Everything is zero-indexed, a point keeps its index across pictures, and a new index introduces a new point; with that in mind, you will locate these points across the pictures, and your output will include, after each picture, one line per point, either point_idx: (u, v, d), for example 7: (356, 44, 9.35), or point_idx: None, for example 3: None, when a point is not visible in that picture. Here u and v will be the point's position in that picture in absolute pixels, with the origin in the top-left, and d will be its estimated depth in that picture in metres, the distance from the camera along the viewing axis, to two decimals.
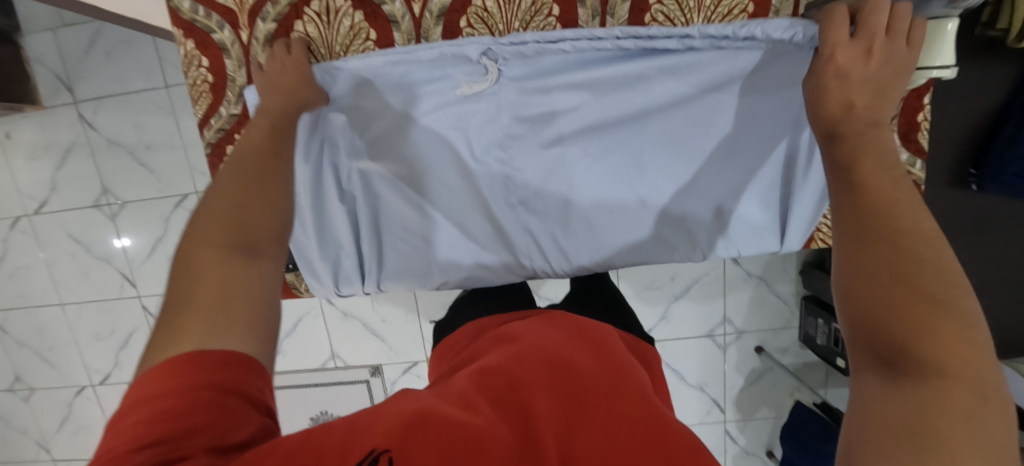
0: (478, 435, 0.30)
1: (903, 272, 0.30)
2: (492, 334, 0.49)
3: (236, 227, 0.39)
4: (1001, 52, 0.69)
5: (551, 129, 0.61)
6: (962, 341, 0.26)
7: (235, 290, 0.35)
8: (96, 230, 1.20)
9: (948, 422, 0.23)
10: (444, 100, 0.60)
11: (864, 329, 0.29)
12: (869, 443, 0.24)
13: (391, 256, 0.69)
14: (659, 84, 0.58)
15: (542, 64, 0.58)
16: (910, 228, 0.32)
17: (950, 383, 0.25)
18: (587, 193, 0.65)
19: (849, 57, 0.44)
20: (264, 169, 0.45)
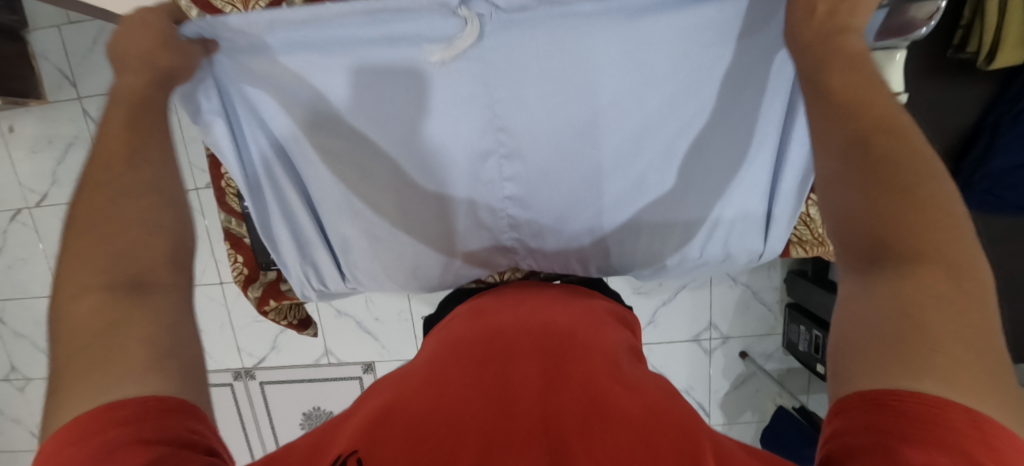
0: (460, 409, 0.34)
1: (879, 176, 0.32)
2: (470, 313, 0.53)
3: (107, 265, 0.35)
4: (974, 74, 0.72)
5: (548, 104, 0.49)
6: (931, 228, 0.30)
7: (123, 330, 0.32)
8: None
9: (929, 307, 0.27)
10: (413, 89, 0.49)
11: (851, 235, 0.33)
12: (860, 345, 0.28)
13: (374, 265, 0.64)
14: (676, 52, 0.45)
15: (549, 20, 0.43)
16: (884, 129, 0.34)
17: (927, 271, 0.28)
18: (591, 195, 0.57)
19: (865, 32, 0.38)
20: (122, 164, 0.40)
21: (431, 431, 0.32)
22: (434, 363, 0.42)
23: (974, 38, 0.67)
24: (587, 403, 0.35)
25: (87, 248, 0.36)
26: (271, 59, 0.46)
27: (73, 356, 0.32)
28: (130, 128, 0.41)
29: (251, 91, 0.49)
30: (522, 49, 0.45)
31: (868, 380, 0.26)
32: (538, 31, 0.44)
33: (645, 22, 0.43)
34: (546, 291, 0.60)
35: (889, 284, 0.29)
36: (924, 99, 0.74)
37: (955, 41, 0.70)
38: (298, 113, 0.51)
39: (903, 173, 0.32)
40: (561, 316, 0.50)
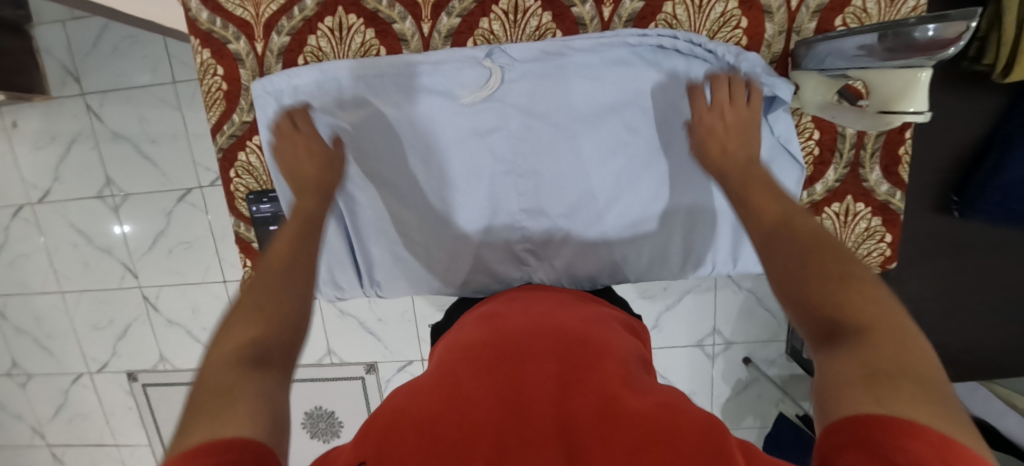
0: (470, 416, 0.34)
1: (801, 249, 0.36)
2: (479, 318, 0.53)
3: (247, 337, 0.35)
4: (988, 85, 0.72)
5: (559, 126, 0.60)
6: (854, 283, 0.32)
7: (240, 388, 0.31)
8: (100, 223, 1.22)
9: (880, 348, 0.27)
10: (442, 105, 0.60)
11: (794, 302, 0.34)
12: (835, 393, 0.27)
13: (392, 265, 0.68)
14: (651, 94, 0.59)
15: (552, 68, 0.58)
16: (795, 220, 0.39)
17: (864, 320, 0.29)
18: (594, 201, 0.63)
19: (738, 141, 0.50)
20: (288, 268, 0.43)
21: (442, 437, 0.32)
22: (443, 367, 0.42)
23: (991, 49, 0.66)
24: (604, 406, 0.34)
25: (234, 318, 0.37)
26: (332, 83, 0.58)
27: (194, 411, 0.30)
28: (282, 238, 0.46)
29: (303, 104, 0.59)
30: (534, 86, 0.58)
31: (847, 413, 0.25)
32: (543, 66, 0.58)
33: (624, 69, 0.58)
34: (554, 294, 0.60)
35: (847, 343, 0.28)
36: (938, 108, 0.74)
37: (971, 52, 0.69)
38: (340, 128, 0.60)
39: (826, 253, 0.35)
40: (571, 317, 0.51)
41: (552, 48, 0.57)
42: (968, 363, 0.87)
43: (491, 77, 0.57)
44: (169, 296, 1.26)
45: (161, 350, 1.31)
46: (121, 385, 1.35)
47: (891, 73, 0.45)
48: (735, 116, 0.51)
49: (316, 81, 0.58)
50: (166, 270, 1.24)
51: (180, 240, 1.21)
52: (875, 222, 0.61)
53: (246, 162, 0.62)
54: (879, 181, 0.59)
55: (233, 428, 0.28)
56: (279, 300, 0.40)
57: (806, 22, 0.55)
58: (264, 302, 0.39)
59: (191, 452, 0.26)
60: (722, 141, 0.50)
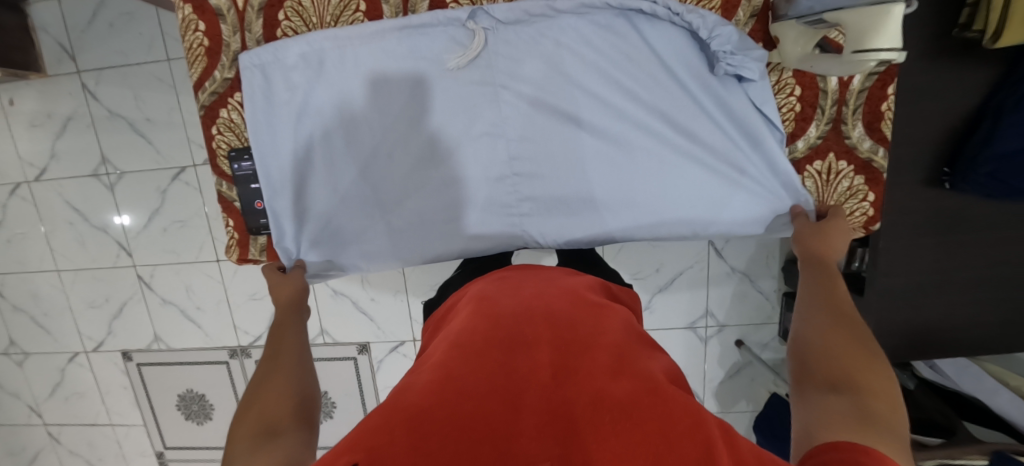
0: (464, 407, 0.33)
1: (852, 338, 0.43)
2: (471, 302, 0.52)
3: (264, 412, 0.43)
4: (979, 55, 0.70)
5: (541, 86, 0.59)
6: (879, 376, 0.39)
7: (269, 437, 0.40)
8: (95, 201, 1.23)
9: (876, 409, 0.35)
10: (421, 65, 0.59)
11: (822, 364, 0.41)
12: (829, 419, 0.34)
13: (369, 236, 0.67)
14: (636, 56, 0.58)
15: (536, 30, 0.58)
16: (851, 314, 0.47)
17: (873, 397, 0.36)
18: (581, 163, 0.61)
19: (836, 242, 0.57)
20: (292, 346, 0.54)
21: (435, 425, 0.31)
22: (434, 361, 0.41)
23: (980, 17, 0.65)
24: (599, 393, 0.34)
25: (253, 402, 0.45)
26: (313, 43, 0.58)
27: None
28: (275, 335, 0.55)
29: (285, 60, 0.59)
30: (520, 47, 0.58)
31: (832, 436, 0.32)
32: (523, 26, 0.58)
33: (606, 29, 0.58)
34: (547, 274, 0.59)
35: (848, 398, 0.36)
36: (929, 76, 0.72)
37: (962, 19, 0.68)
38: (321, 87, 0.60)
39: (856, 342, 0.43)
40: (559, 297, 0.50)
41: (534, 9, 0.56)
42: (961, 340, 0.86)
43: (475, 40, 0.57)
44: (163, 275, 1.26)
45: (157, 330, 1.32)
46: (116, 364, 1.36)
47: (866, 12, 0.45)
48: (835, 229, 0.57)
49: (298, 37, 0.58)
50: (160, 249, 1.24)
51: (174, 219, 1.21)
52: (858, 180, 0.61)
53: (227, 119, 0.63)
54: (861, 138, 0.59)
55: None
56: (287, 378, 0.48)
57: None
58: (278, 383, 0.47)
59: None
60: (820, 235, 0.57)
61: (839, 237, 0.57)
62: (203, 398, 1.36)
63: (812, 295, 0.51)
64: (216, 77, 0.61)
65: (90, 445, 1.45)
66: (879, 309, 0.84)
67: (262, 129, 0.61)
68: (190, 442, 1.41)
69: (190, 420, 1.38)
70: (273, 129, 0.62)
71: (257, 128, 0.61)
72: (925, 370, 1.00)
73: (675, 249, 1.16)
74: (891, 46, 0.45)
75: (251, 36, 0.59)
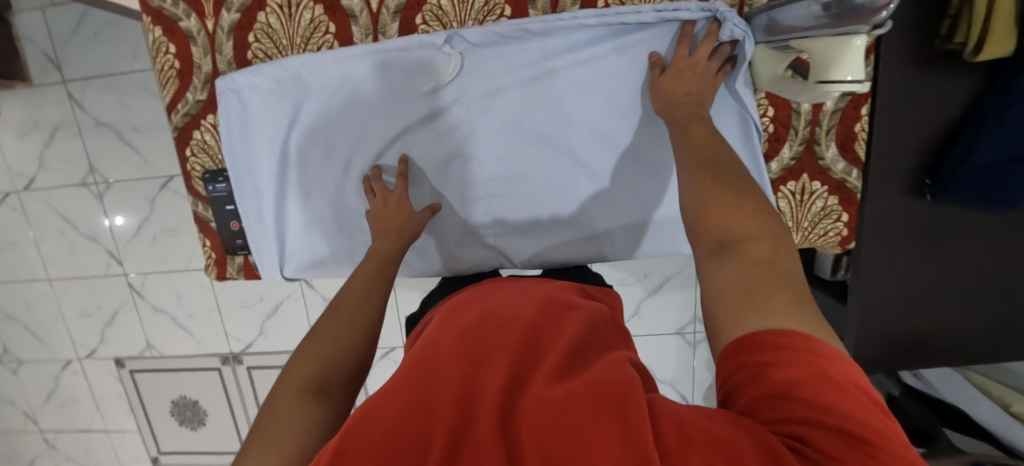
0: (419, 436, 0.31)
1: (722, 180, 0.42)
2: (445, 310, 0.49)
3: (317, 370, 0.42)
4: (958, 67, 0.69)
5: (513, 109, 0.58)
6: (747, 212, 0.39)
7: (293, 419, 0.36)
8: (84, 211, 1.23)
9: (762, 257, 0.35)
10: (393, 86, 0.58)
11: (707, 221, 0.40)
12: (729, 301, 0.34)
13: (343, 256, 0.65)
14: (614, 75, 0.56)
15: (509, 52, 0.56)
16: (724, 155, 0.45)
17: (754, 243, 0.36)
18: (556, 186, 0.61)
19: (687, 80, 0.51)
20: (358, 306, 0.49)
21: (394, 448, 0.29)
22: (396, 372, 0.38)
23: (961, 28, 0.64)
24: (557, 395, 0.32)
25: (309, 347, 0.44)
26: (286, 67, 0.57)
27: (257, 439, 0.36)
28: (351, 286, 0.52)
29: (258, 83, 0.58)
30: (493, 69, 0.57)
31: (734, 329, 0.32)
32: (494, 50, 0.56)
33: (585, 50, 0.56)
34: (523, 283, 0.56)
35: (738, 258, 0.36)
36: (907, 88, 0.71)
37: (942, 30, 0.67)
38: (297, 109, 0.60)
39: (726, 181, 0.42)
40: (528, 297, 0.47)
41: (509, 32, 0.54)
42: (945, 352, 0.86)
43: (450, 63, 0.55)
44: (154, 283, 1.27)
45: (149, 338, 1.32)
46: (110, 371, 1.37)
47: (828, 41, 0.44)
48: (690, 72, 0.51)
49: (270, 66, 0.57)
50: (150, 258, 1.25)
51: (163, 228, 1.22)
52: (833, 200, 0.60)
53: (200, 140, 0.63)
54: (835, 159, 0.59)
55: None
56: (351, 336, 0.46)
57: None
58: (339, 340, 0.45)
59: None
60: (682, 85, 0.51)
61: (691, 78, 0.51)
62: (197, 405, 1.38)
63: (682, 136, 0.48)
64: (188, 100, 0.61)
65: (85, 451, 1.47)
66: (859, 317, 0.84)
67: (237, 153, 0.61)
68: (185, 448, 1.42)
69: (184, 425, 1.40)
70: (247, 151, 0.62)
71: (233, 152, 0.61)
72: (909, 378, 0.97)
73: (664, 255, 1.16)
74: (854, 77, 0.45)
75: (222, 58, 0.59)
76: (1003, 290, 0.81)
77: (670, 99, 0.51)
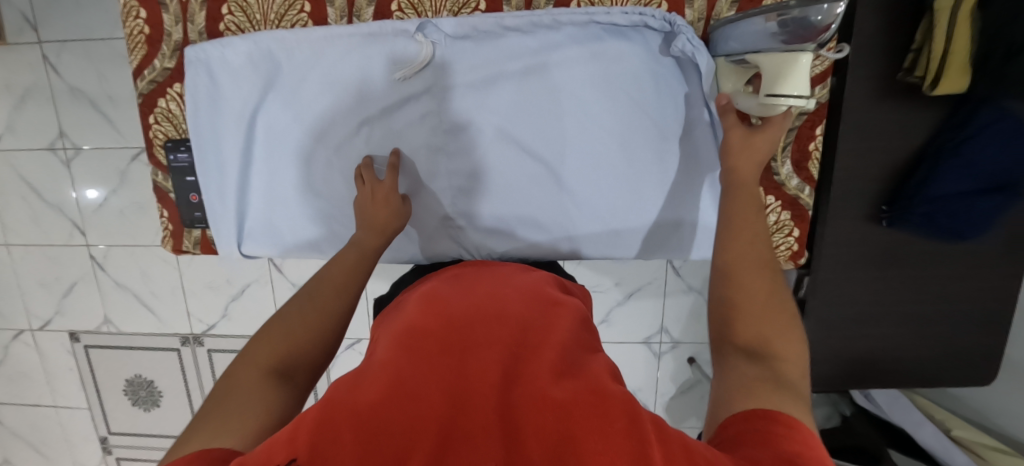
0: (408, 416, 0.28)
1: (771, 289, 0.42)
2: (416, 299, 0.45)
3: (285, 353, 0.41)
4: (919, 101, 0.72)
5: (482, 101, 0.58)
6: (789, 337, 0.39)
7: (252, 399, 0.36)
8: (50, 178, 1.19)
9: (790, 374, 0.36)
10: (364, 67, 0.58)
11: (748, 319, 0.40)
12: (750, 387, 0.34)
13: (303, 237, 0.65)
14: (585, 74, 0.57)
15: (483, 46, 0.57)
16: (763, 251, 0.45)
17: (784, 364, 0.37)
18: (520, 183, 0.62)
19: (741, 147, 0.51)
20: (332, 293, 0.48)
21: (378, 437, 0.26)
22: (379, 357, 0.35)
23: (922, 63, 0.67)
24: (552, 389, 0.30)
25: (278, 327, 0.44)
26: (255, 41, 0.57)
27: (213, 409, 0.35)
28: (329, 271, 0.51)
29: (228, 56, 0.58)
30: (466, 61, 0.57)
31: (742, 402, 0.33)
32: (467, 43, 0.57)
33: (558, 49, 0.56)
34: (495, 269, 0.53)
35: (767, 366, 0.36)
36: (875, 117, 0.73)
37: (906, 64, 0.69)
38: (266, 84, 0.59)
39: (772, 294, 0.42)
40: (512, 290, 0.45)
41: (483, 26, 0.55)
42: (893, 374, 0.89)
43: (422, 52, 0.56)
44: (117, 257, 1.23)
45: (107, 312, 1.28)
46: (63, 345, 1.32)
47: (779, 57, 0.48)
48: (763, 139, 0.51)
49: (242, 38, 0.57)
50: (115, 231, 1.21)
51: (132, 201, 1.19)
52: None
53: (165, 109, 0.62)
54: None
55: (225, 439, 0.31)
56: (323, 324, 0.45)
57: (725, 11, 0.55)
58: (312, 326, 0.45)
59: (185, 456, 0.29)
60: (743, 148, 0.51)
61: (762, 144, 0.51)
62: (152, 385, 1.34)
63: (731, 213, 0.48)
64: (156, 67, 0.60)
65: (32, 427, 1.41)
66: (815, 335, 0.86)
67: (202, 124, 0.60)
68: (136, 429, 1.38)
69: (137, 406, 1.36)
70: (211, 123, 0.61)
71: (197, 124, 0.60)
72: (860, 398, 1.00)
73: (635, 264, 1.16)
74: (798, 93, 0.49)
75: (193, 28, 0.58)
76: (950, 317, 0.84)
77: (736, 164, 0.51)
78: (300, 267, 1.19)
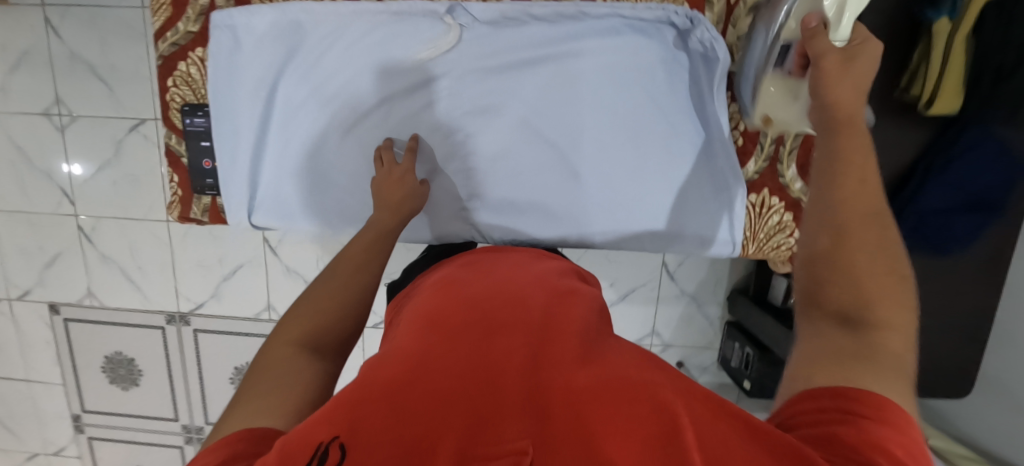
0: (438, 388, 0.27)
1: (881, 246, 0.38)
2: (437, 286, 0.44)
3: (312, 332, 0.41)
4: (914, 118, 0.75)
5: (504, 86, 0.60)
6: (894, 302, 0.36)
7: (286, 375, 0.35)
8: (41, 143, 1.16)
9: (890, 342, 0.33)
10: (391, 45, 0.58)
11: (844, 280, 0.37)
12: (830, 359, 0.33)
13: (316, 210, 0.65)
14: (605, 66, 0.59)
15: (509, 32, 0.58)
16: (872, 201, 0.41)
17: (883, 331, 0.34)
18: (534, 169, 0.63)
19: (840, 85, 0.46)
20: (354, 274, 0.48)
21: (411, 410, 0.26)
22: (401, 340, 0.34)
23: (917, 82, 0.71)
24: (580, 367, 0.29)
25: (304, 309, 0.43)
26: (283, 10, 0.57)
27: (249, 387, 0.35)
28: (348, 253, 0.51)
29: (253, 23, 0.58)
30: (491, 46, 0.58)
31: (823, 373, 0.32)
32: (494, 29, 0.58)
33: (580, 41, 0.58)
34: (507, 258, 0.52)
35: (862, 332, 0.34)
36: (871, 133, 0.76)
37: (902, 83, 0.73)
38: (290, 55, 0.59)
39: (884, 253, 0.38)
40: (526, 277, 0.45)
41: (509, 12, 0.56)
42: None
43: (450, 34, 0.57)
44: (107, 229, 1.20)
45: (91, 286, 1.25)
46: (42, 317, 1.28)
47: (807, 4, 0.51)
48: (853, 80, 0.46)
49: (269, 7, 0.57)
50: (106, 203, 1.19)
51: (126, 173, 1.16)
52: (787, 217, 0.65)
53: (185, 72, 0.61)
54: (795, 178, 0.63)
55: (269, 415, 0.31)
56: (346, 302, 0.45)
57: (741, 18, 0.58)
58: (335, 306, 0.45)
59: (232, 434, 0.28)
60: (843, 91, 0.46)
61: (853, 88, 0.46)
62: (133, 363, 1.31)
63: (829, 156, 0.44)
64: (179, 30, 0.59)
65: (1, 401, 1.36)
66: None
67: (222, 91, 0.60)
68: (113, 407, 1.34)
69: (116, 384, 1.32)
70: (231, 90, 0.61)
71: (218, 89, 0.60)
72: None
73: (632, 263, 1.16)
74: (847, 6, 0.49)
75: None
76: (932, 329, 0.88)
77: (834, 105, 0.46)
78: (296, 249, 1.17)
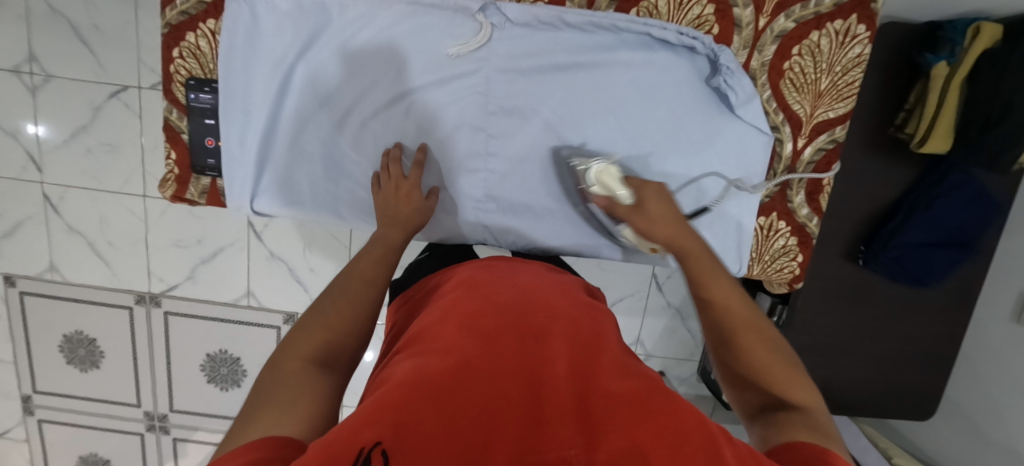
0: (490, 393, 0.27)
1: (758, 330, 0.43)
2: (458, 288, 0.43)
3: (324, 344, 0.40)
4: (902, 155, 0.80)
5: (530, 90, 0.59)
6: (796, 382, 0.39)
7: (299, 386, 0.34)
8: (8, 102, 1.07)
9: (819, 419, 0.36)
10: (417, 38, 0.57)
11: (749, 370, 0.41)
12: (772, 434, 0.35)
13: (323, 199, 0.64)
14: (631, 79, 0.60)
15: (540, 36, 0.57)
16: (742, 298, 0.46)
17: (810, 410, 0.37)
18: (551, 175, 0.63)
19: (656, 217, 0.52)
20: (363, 287, 0.47)
21: (466, 411, 0.25)
22: (437, 337, 0.34)
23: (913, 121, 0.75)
24: (622, 384, 0.30)
25: (314, 320, 0.42)
26: None
27: (260, 397, 0.33)
28: (357, 265, 0.50)
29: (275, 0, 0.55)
30: (520, 48, 0.58)
31: (775, 442, 0.34)
32: (525, 31, 0.57)
33: (610, 51, 0.58)
34: (521, 265, 0.51)
35: (788, 413, 0.37)
36: (866, 165, 0.81)
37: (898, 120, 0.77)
38: (310, 37, 0.57)
39: (762, 333, 0.43)
40: (551, 284, 0.45)
41: (544, 16, 0.56)
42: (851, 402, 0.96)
43: (480, 33, 0.56)
44: (76, 200, 1.13)
45: (54, 259, 1.17)
46: None
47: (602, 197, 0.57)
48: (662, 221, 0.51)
49: None
50: (77, 171, 1.11)
51: (103, 141, 1.09)
52: (791, 241, 0.69)
53: (193, 45, 0.58)
54: (802, 204, 0.67)
55: (286, 424, 0.29)
56: (357, 315, 0.44)
57: (767, 44, 0.59)
58: (346, 318, 0.43)
59: (250, 441, 0.27)
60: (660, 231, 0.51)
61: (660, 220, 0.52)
62: (94, 344, 1.23)
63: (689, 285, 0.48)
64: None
65: None
66: None
67: (234, 68, 0.58)
68: (67, 389, 1.26)
69: (73, 365, 1.24)
70: (243, 68, 0.58)
71: (229, 66, 0.57)
72: None
73: (624, 274, 1.17)
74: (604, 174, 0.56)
75: None
76: (907, 356, 0.92)
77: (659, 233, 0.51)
78: (282, 236, 1.13)
